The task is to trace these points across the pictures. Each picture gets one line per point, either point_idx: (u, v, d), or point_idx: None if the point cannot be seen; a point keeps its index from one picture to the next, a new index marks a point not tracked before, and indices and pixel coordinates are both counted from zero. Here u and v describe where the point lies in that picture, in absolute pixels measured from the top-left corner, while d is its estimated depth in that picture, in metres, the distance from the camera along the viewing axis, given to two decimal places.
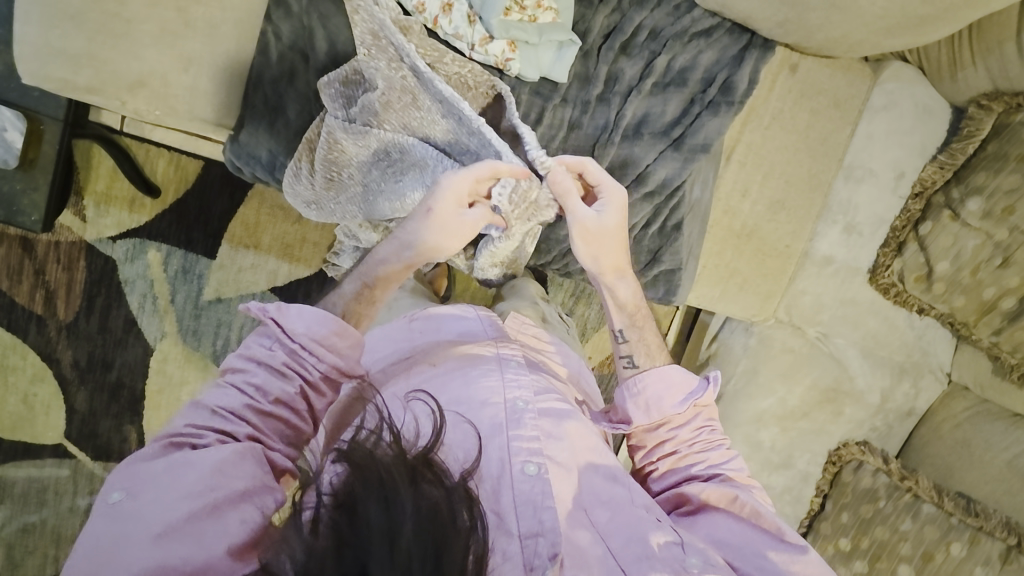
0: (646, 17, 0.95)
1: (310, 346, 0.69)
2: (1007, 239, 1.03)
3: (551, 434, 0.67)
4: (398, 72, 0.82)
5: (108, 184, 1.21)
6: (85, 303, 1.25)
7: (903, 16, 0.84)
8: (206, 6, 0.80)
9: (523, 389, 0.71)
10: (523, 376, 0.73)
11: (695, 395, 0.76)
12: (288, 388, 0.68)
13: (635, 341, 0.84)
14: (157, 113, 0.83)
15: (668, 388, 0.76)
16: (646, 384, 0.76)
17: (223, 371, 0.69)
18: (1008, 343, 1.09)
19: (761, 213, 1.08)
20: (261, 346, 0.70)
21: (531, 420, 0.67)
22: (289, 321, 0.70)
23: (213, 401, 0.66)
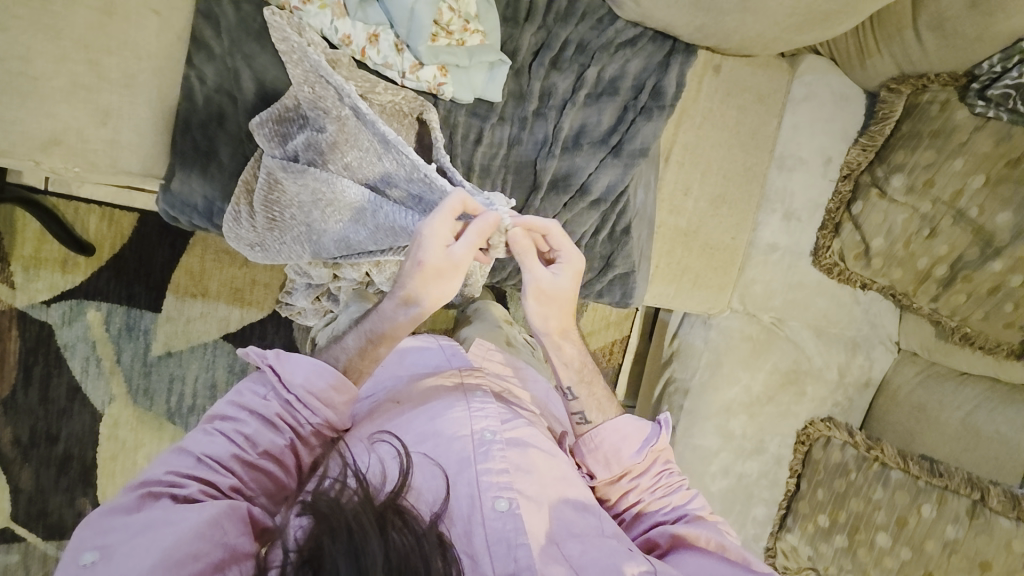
0: (572, 32, 0.97)
1: (309, 397, 0.70)
2: (932, 211, 1.09)
3: (523, 463, 0.68)
4: (341, 111, 0.81)
5: (36, 247, 1.14)
6: (22, 375, 1.17)
7: (808, 13, 0.89)
8: (118, 56, 0.77)
9: (491, 418, 0.72)
10: (490, 406, 0.73)
11: (652, 440, 0.77)
12: (279, 440, 0.67)
13: (584, 397, 0.83)
14: (76, 169, 0.79)
15: (624, 438, 0.77)
16: (602, 438, 0.78)
17: (210, 418, 0.68)
18: (946, 308, 1.15)
19: (704, 209, 1.12)
20: (254, 396, 0.69)
21: (502, 450, 0.68)
22: (286, 370, 0.70)
23: (198, 448, 0.64)
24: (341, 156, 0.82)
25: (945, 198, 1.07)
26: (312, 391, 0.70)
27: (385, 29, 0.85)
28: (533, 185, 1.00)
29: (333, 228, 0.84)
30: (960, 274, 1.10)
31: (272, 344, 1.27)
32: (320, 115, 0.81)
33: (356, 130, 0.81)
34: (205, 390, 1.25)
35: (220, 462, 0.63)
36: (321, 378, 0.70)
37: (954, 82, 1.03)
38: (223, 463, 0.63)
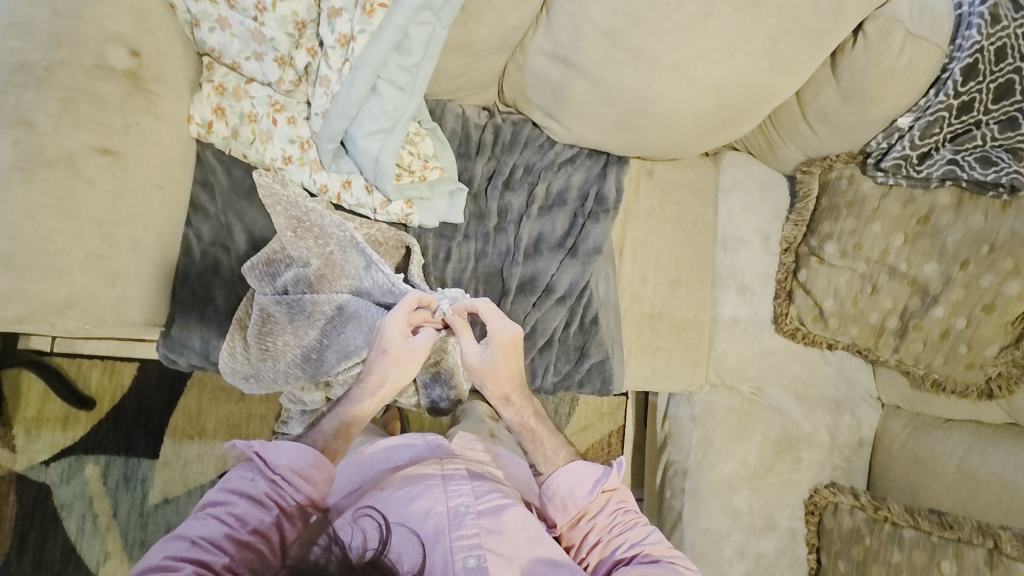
0: (518, 157, 1.12)
1: (289, 475, 0.74)
2: (868, 269, 1.19)
3: (492, 530, 0.74)
4: (329, 246, 0.94)
5: (38, 407, 1.20)
6: (17, 541, 1.16)
7: (711, 122, 1.04)
8: (127, 227, 0.85)
9: (465, 493, 0.77)
10: (464, 483, 0.79)
11: (601, 480, 0.82)
12: (266, 516, 0.69)
13: (533, 449, 0.90)
14: (88, 326, 0.84)
15: (576, 481, 0.83)
16: (557, 485, 0.83)
17: (202, 506, 0.70)
18: (908, 357, 1.21)
19: (663, 293, 1.21)
20: (246, 477, 0.73)
21: (473, 521, 0.74)
22: (271, 458, 0.75)
23: (192, 532, 0.66)
24: (330, 287, 0.95)
25: (875, 256, 1.18)
26: (298, 471, 0.75)
27: (356, 175, 0.98)
28: (502, 291, 1.10)
29: (324, 347, 0.94)
30: (910, 323, 1.18)
31: None
32: (308, 254, 0.93)
33: (347, 259, 0.95)
34: None
35: (206, 543, 0.65)
36: (307, 452, 0.76)
37: (855, 159, 1.18)
38: (210, 548, 0.64)
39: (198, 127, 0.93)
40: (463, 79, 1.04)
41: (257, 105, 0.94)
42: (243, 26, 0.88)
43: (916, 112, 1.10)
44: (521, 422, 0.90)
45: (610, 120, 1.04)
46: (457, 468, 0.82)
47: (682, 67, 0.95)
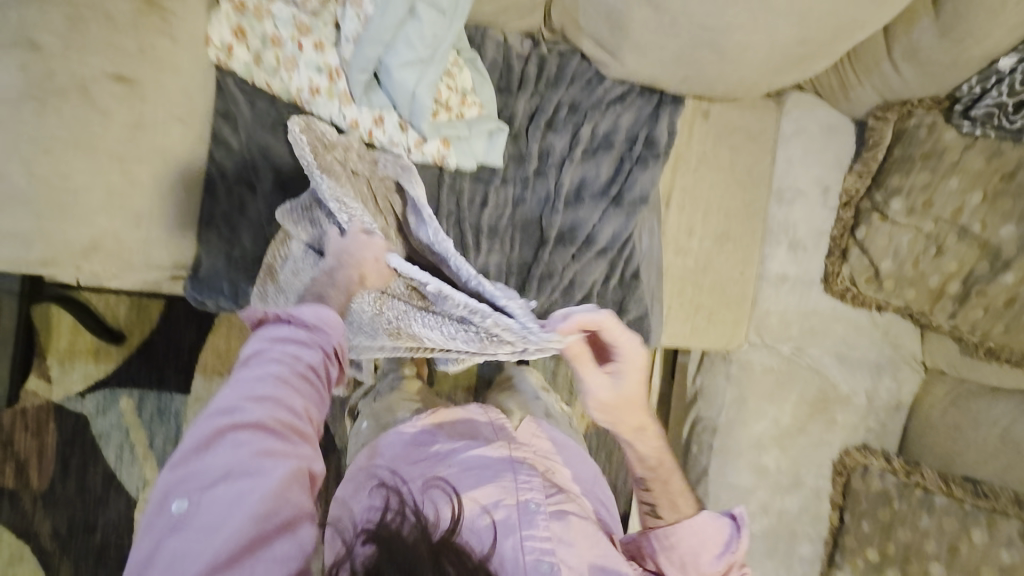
0: (563, 95, 1.03)
1: (320, 330, 0.70)
2: (934, 229, 1.10)
3: (562, 538, 0.69)
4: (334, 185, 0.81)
5: (70, 340, 1.20)
6: (59, 466, 1.20)
7: (785, 58, 0.94)
8: (148, 163, 0.80)
9: (535, 488, 0.74)
10: (535, 479, 0.76)
11: (731, 549, 0.75)
12: (314, 360, 0.67)
13: (659, 493, 0.81)
14: (113, 271, 0.82)
15: (702, 543, 0.75)
16: (679, 537, 0.75)
17: (242, 354, 0.66)
18: (965, 323, 1.14)
19: (710, 247, 1.14)
20: (282, 325, 0.68)
21: (545, 523, 0.69)
22: (301, 315, 0.70)
23: (243, 380, 0.62)
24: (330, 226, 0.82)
25: (945, 216, 1.08)
26: (324, 329, 0.71)
27: (389, 111, 0.90)
28: (541, 240, 1.04)
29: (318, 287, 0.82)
30: (973, 289, 1.10)
31: None
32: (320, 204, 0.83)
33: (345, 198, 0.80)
34: None
35: (268, 392, 0.61)
36: (323, 317, 0.71)
37: (937, 104, 1.07)
38: (277, 399, 0.61)
39: (217, 52, 0.83)
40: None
41: (281, 28, 0.85)
42: None
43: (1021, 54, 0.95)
44: (659, 456, 0.81)
45: (673, 53, 0.94)
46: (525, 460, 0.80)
47: None
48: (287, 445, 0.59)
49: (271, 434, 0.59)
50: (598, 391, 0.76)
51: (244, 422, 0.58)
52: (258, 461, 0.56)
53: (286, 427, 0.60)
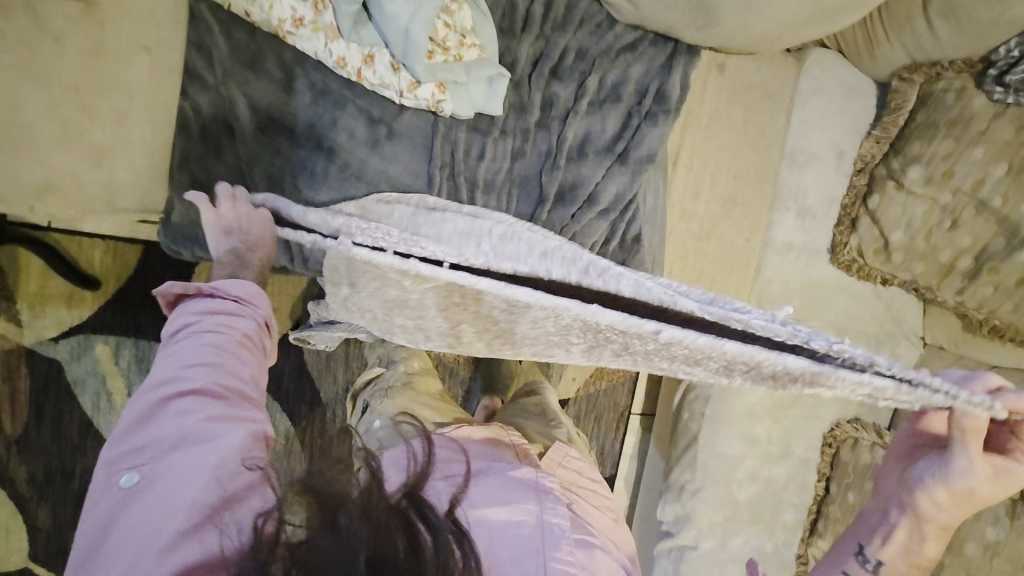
0: (571, 39, 0.95)
1: (242, 301, 0.74)
2: (952, 201, 1.05)
3: (583, 564, 0.75)
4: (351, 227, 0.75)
5: (41, 284, 1.14)
6: (34, 412, 1.17)
7: (816, 8, 0.87)
8: (110, 96, 0.76)
9: (560, 514, 0.79)
10: (560, 505, 0.80)
11: None
12: (244, 332, 0.71)
13: None
14: (74, 211, 0.81)
15: None
16: None
17: (174, 334, 0.71)
18: (972, 301, 1.11)
19: (716, 212, 1.08)
20: (211, 300, 0.73)
21: (568, 548, 0.75)
22: (224, 288, 0.74)
23: (177, 358, 0.68)
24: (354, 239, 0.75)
25: (966, 188, 1.03)
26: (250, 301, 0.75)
27: (379, 49, 0.82)
28: (540, 198, 0.97)
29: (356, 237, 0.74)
30: (986, 266, 1.06)
31: (283, 365, 1.30)
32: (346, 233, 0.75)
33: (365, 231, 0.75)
34: None
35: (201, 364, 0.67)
36: (240, 285, 0.76)
37: (968, 68, 0.98)
38: (208, 372, 0.66)
39: None
40: None
41: None
42: None
43: None
44: None
45: None
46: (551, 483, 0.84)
47: None
48: (220, 409, 0.64)
49: (209, 402, 0.65)
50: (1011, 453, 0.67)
51: (182, 394, 0.65)
52: (196, 429, 0.62)
53: (216, 394, 0.66)
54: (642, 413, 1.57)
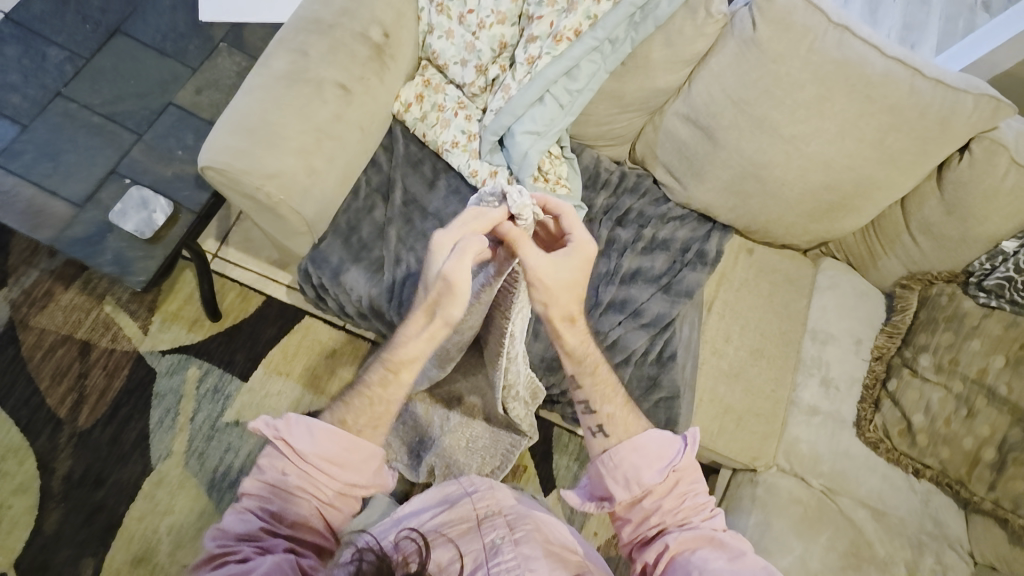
0: (634, 202, 1.27)
1: (325, 462, 0.70)
2: (964, 389, 1.16)
3: (529, 556, 0.79)
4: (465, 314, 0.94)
5: (179, 306, 1.39)
6: (109, 411, 1.30)
7: (817, 201, 1.14)
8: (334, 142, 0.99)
9: (499, 527, 0.84)
10: (499, 520, 0.85)
11: (673, 460, 0.73)
12: None
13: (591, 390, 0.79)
14: (264, 216, 1.02)
15: (643, 458, 0.74)
16: (620, 456, 0.75)
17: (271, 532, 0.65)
18: (1007, 497, 1.12)
19: (744, 358, 1.24)
20: (478, 229, 0.71)
21: (510, 548, 0.80)
22: (297, 438, 0.70)
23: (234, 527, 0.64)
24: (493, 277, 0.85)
25: (972, 375, 1.16)
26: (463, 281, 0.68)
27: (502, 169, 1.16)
28: (595, 303, 1.19)
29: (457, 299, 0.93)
30: (1009, 457, 1.12)
31: None
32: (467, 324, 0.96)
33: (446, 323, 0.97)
34: (251, 466, 1.32)
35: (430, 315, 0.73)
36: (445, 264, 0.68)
37: (958, 276, 1.21)
38: (235, 504, 0.67)
39: (399, 105, 1.15)
40: (605, 128, 1.23)
41: (447, 100, 1.16)
42: (462, 38, 1.10)
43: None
44: (611, 455, 0.76)
45: (726, 183, 1.17)
46: (490, 508, 0.89)
47: (797, 139, 1.07)
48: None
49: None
50: (543, 266, 0.70)
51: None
52: None
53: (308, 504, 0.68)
54: None
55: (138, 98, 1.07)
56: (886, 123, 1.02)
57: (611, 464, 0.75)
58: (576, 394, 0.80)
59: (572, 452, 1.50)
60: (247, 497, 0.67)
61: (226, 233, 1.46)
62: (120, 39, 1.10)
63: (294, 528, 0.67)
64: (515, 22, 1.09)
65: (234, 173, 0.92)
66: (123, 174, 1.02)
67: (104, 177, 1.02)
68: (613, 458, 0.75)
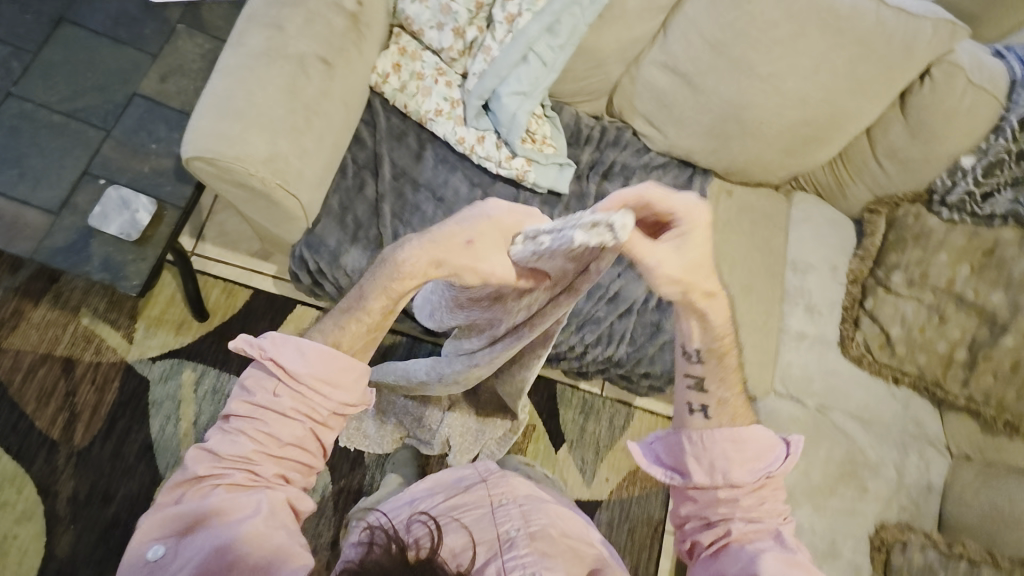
0: (617, 156, 1.26)
1: (323, 384, 0.61)
2: (934, 299, 1.26)
3: (545, 553, 0.76)
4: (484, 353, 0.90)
5: (162, 310, 1.33)
6: (106, 426, 1.25)
7: (793, 137, 1.19)
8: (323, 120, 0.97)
9: (513, 517, 0.82)
10: (513, 510, 0.83)
11: (770, 468, 0.69)
12: None
13: (710, 365, 0.73)
14: (258, 206, 0.99)
15: (736, 453, 0.69)
16: (714, 444, 0.70)
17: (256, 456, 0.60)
18: (978, 391, 1.24)
19: (736, 294, 1.30)
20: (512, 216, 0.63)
21: (526, 543, 0.76)
22: (287, 359, 0.61)
23: (222, 449, 0.59)
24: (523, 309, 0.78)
25: (942, 286, 1.25)
26: (485, 233, 0.61)
27: (490, 133, 1.16)
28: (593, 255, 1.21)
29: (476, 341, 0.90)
30: (979, 355, 1.23)
31: None
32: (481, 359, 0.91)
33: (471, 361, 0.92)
34: None
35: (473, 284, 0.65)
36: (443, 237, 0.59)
37: (922, 196, 1.30)
38: (223, 422, 0.62)
39: (377, 77, 1.12)
40: (584, 83, 1.24)
41: (425, 67, 1.14)
42: (436, 1, 1.08)
43: (980, 158, 1.21)
44: (704, 438, 0.71)
45: (706, 127, 1.20)
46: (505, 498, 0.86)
47: (774, 77, 1.11)
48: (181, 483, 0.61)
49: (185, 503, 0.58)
50: (665, 268, 0.60)
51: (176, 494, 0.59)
52: None
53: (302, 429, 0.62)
54: None
55: (99, 92, 1.00)
56: (855, 55, 1.08)
57: (699, 446, 0.71)
58: (686, 364, 0.74)
59: (577, 406, 1.55)
60: (234, 417, 0.61)
61: (200, 229, 1.40)
62: (69, 30, 1.03)
63: (282, 452, 0.61)
64: None
65: (227, 162, 0.89)
66: (96, 174, 0.96)
67: (76, 179, 0.96)
68: (704, 442, 0.71)
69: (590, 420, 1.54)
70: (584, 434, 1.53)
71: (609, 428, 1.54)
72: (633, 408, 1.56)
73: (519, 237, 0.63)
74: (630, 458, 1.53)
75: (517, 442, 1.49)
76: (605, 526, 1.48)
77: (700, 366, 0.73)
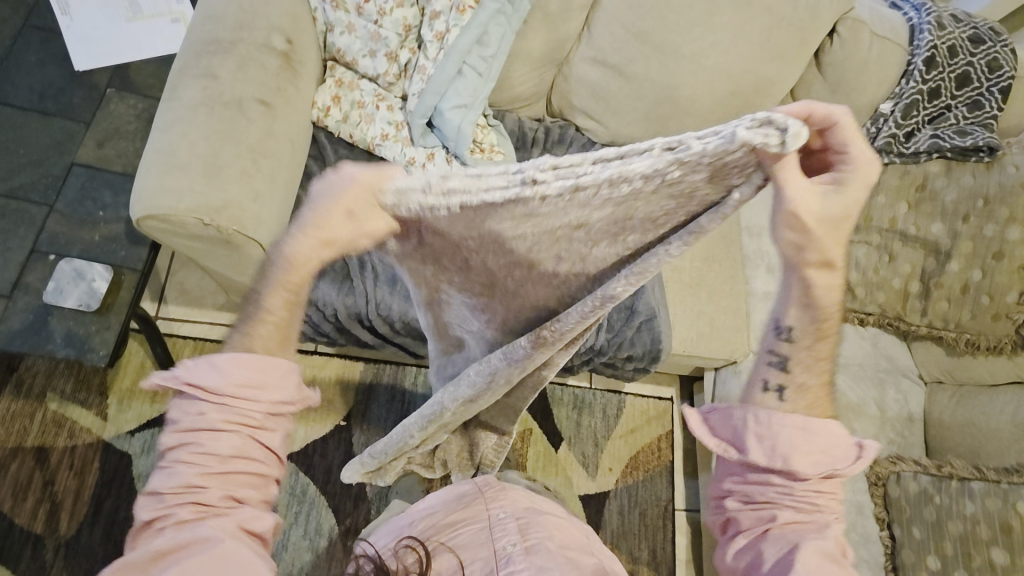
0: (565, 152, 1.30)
1: (248, 389, 0.57)
2: (881, 240, 1.33)
3: (543, 566, 0.73)
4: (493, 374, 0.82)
5: (133, 379, 1.29)
6: (91, 510, 1.20)
7: (726, 109, 1.25)
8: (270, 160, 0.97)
9: (511, 530, 0.79)
10: (511, 524, 0.79)
11: (836, 465, 0.62)
12: None
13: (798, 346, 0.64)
14: (212, 254, 0.97)
15: (799, 442, 0.62)
16: (781, 430, 0.62)
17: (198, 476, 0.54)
18: (938, 318, 1.31)
19: (700, 266, 1.34)
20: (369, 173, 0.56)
21: (522, 557, 0.74)
22: (202, 376, 0.56)
23: (160, 485, 0.54)
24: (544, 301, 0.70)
25: (886, 225, 1.33)
26: (358, 200, 0.56)
27: (438, 150, 1.17)
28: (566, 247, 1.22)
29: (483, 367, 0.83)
30: (931, 284, 1.30)
31: (332, 463, 1.33)
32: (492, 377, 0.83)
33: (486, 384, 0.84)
34: None
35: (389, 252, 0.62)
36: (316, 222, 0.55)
37: None
38: (162, 458, 0.56)
39: (318, 112, 1.14)
40: (521, 88, 1.27)
41: (365, 95, 1.16)
42: (365, 30, 1.10)
43: (896, 103, 1.29)
44: (774, 421, 0.63)
45: (644, 112, 1.25)
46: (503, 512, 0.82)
47: (698, 56, 1.17)
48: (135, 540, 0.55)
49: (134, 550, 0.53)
50: (811, 200, 0.51)
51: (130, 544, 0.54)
52: None
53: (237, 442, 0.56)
54: (686, 510, 1.52)
55: (35, 168, 0.98)
56: (768, 24, 1.14)
57: (761, 429, 0.63)
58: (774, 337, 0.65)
59: (570, 403, 1.56)
60: (167, 451, 0.55)
61: (161, 292, 1.36)
62: None
63: (226, 470, 0.55)
64: (414, 4, 1.11)
65: (178, 216, 0.88)
66: (45, 251, 0.94)
67: (25, 259, 0.93)
68: (772, 427, 0.63)
69: (584, 414, 1.55)
70: (581, 429, 1.54)
71: (604, 419, 1.56)
72: (624, 394, 1.59)
73: (591, 158, 0.53)
74: (629, 444, 1.55)
75: (516, 449, 1.49)
76: (617, 516, 1.49)
77: (788, 343, 0.64)
